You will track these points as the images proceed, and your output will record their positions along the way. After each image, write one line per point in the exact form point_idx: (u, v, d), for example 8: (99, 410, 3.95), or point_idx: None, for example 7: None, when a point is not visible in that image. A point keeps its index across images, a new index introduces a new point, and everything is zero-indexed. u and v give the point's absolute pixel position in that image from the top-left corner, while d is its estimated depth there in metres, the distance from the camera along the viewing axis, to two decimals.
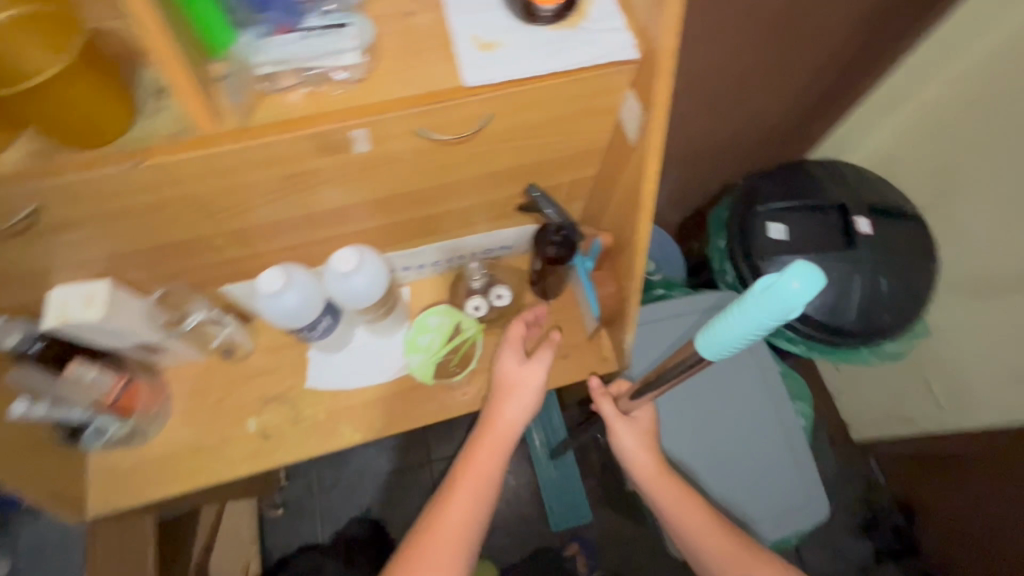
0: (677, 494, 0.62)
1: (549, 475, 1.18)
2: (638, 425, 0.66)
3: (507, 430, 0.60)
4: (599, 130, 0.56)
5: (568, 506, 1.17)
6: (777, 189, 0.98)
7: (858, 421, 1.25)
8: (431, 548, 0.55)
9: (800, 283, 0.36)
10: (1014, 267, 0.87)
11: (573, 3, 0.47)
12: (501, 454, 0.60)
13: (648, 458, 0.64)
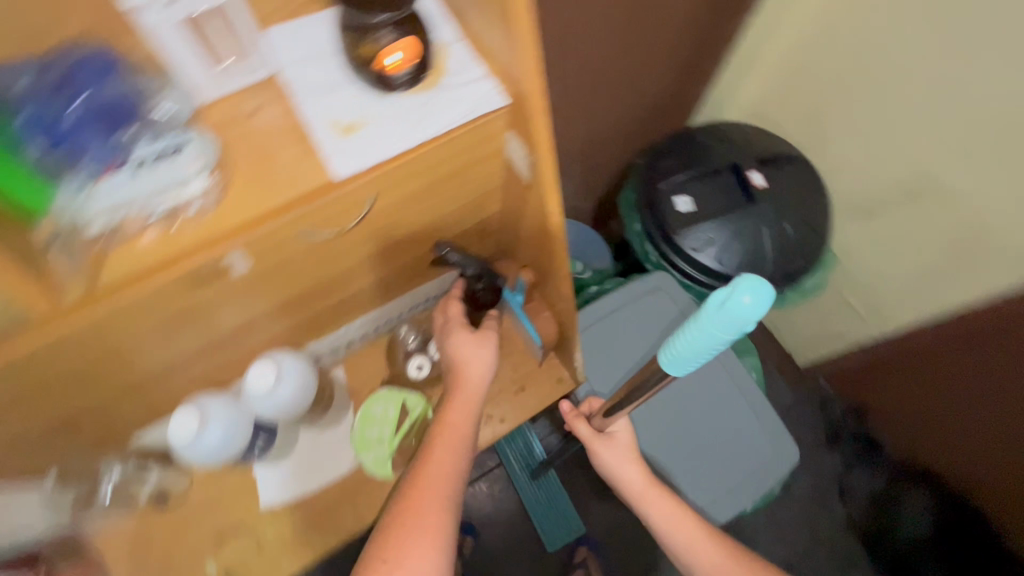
0: (666, 505, 0.62)
1: (535, 496, 1.18)
2: (616, 442, 0.67)
3: (473, 403, 0.59)
4: (491, 173, 0.54)
5: (557, 521, 1.17)
6: (674, 163, 1.02)
7: (800, 348, 1.33)
8: (416, 505, 0.51)
9: (750, 297, 0.36)
10: (891, 183, 0.95)
11: (427, 62, 0.44)
12: (470, 426, 0.57)
13: (633, 471, 0.65)
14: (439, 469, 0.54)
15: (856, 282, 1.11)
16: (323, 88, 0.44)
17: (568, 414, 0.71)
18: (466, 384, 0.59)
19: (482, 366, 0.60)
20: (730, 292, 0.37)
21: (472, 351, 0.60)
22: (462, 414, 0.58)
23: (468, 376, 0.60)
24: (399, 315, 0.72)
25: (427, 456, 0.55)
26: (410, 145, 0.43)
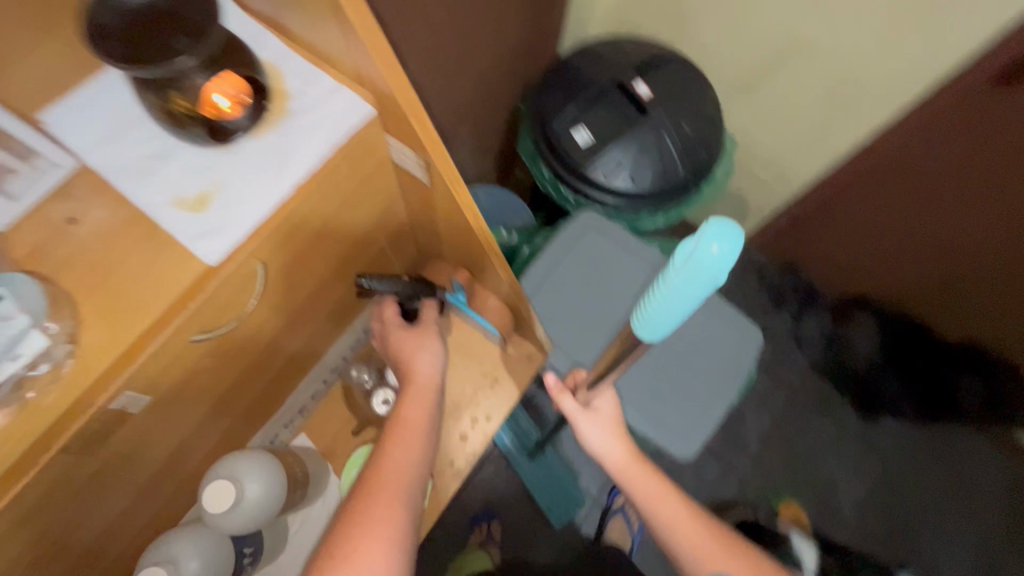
0: (646, 481, 0.68)
1: (536, 474, 1.25)
2: (598, 416, 0.71)
3: (428, 394, 0.56)
4: (386, 187, 0.48)
5: (556, 498, 1.24)
6: (560, 98, 0.98)
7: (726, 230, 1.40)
8: (370, 500, 0.47)
9: (718, 246, 0.40)
10: (762, 54, 0.97)
11: (264, 92, 0.38)
12: (427, 420, 0.54)
13: (616, 446, 0.70)
14: (397, 469, 0.50)
15: (755, 156, 1.15)
16: (147, 166, 0.37)
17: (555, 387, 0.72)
18: (416, 376, 0.56)
19: (431, 356, 0.57)
20: (698, 241, 0.41)
21: (418, 345, 0.57)
22: (417, 407, 0.54)
23: (419, 368, 0.56)
24: (342, 357, 0.66)
25: (384, 462, 0.50)
26: (279, 200, 0.36)
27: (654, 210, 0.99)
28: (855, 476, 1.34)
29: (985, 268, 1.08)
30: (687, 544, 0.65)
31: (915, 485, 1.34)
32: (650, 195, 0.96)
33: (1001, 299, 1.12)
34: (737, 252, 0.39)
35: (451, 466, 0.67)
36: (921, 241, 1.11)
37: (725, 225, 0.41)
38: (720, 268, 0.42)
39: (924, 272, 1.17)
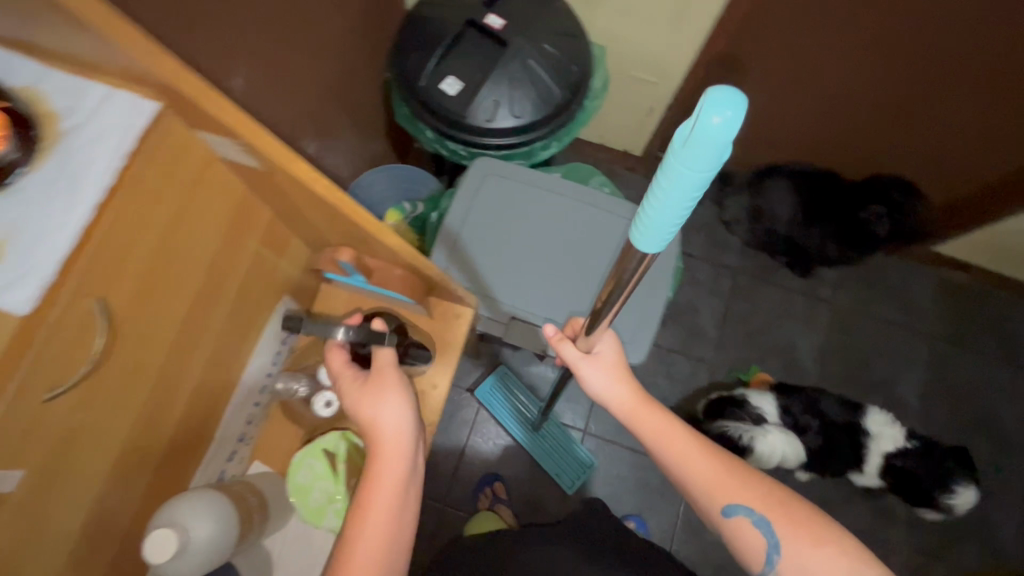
0: (656, 420, 0.66)
1: (544, 446, 1.32)
2: (600, 361, 0.68)
3: (388, 471, 0.52)
4: (220, 186, 0.47)
5: (563, 466, 1.31)
6: (417, 54, 0.94)
7: (630, 140, 1.42)
8: None
9: (719, 116, 0.30)
10: None
11: (28, 127, 0.38)
12: (399, 485, 0.52)
13: (622, 389, 0.68)
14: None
15: (628, 64, 1.14)
16: None
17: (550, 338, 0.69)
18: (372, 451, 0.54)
19: (389, 423, 0.54)
20: (695, 116, 0.31)
21: (380, 402, 0.55)
22: (379, 492, 0.52)
23: (376, 446, 0.54)
24: (267, 374, 0.65)
25: (354, 549, 0.49)
26: (79, 226, 0.36)
27: (545, 139, 0.99)
28: (807, 330, 1.44)
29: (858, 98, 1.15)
30: (698, 488, 0.62)
31: (860, 322, 1.44)
32: (536, 124, 0.95)
33: (879, 124, 1.20)
34: (737, 116, 0.30)
35: None
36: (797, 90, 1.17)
37: (727, 91, 0.31)
38: (727, 150, 0.32)
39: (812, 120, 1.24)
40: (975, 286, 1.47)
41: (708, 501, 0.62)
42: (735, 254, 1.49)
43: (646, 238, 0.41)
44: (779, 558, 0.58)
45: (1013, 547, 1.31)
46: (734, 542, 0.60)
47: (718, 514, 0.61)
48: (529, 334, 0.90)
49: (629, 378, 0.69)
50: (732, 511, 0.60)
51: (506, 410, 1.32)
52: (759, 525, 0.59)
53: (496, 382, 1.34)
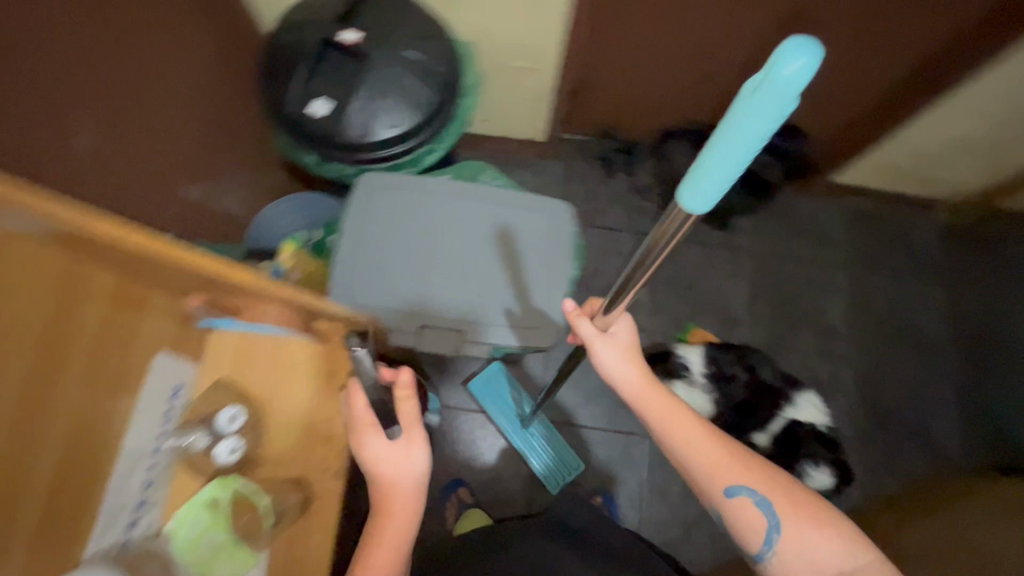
0: (658, 401, 0.70)
1: (532, 443, 1.32)
2: (614, 341, 0.70)
3: (398, 525, 0.64)
4: (31, 257, 0.47)
5: (552, 464, 1.31)
6: (280, 83, 0.93)
7: (530, 129, 1.46)
8: None
9: (791, 63, 0.32)
10: None
11: None
12: (409, 515, 0.65)
13: (633, 369, 0.70)
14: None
15: (504, 58, 1.15)
16: None
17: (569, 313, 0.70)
18: (383, 499, 0.65)
19: (409, 484, 0.65)
20: (769, 65, 0.33)
21: (396, 450, 0.64)
22: (388, 537, 0.65)
23: (387, 497, 0.65)
24: (160, 435, 0.63)
25: (369, 563, 0.63)
26: None
27: (428, 145, 0.99)
28: (732, 279, 1.49)
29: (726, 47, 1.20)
30: (703, 473, 0.68)
31: (781, 261, 1.50)
32: (414, 131, 0.95)
33: (753, 68, 1.25)
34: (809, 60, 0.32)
35: (328, 468, 0.68)
36: (669, 48, 1.22)
37: (804, 39, 0.32)
38: (794, 99, 0.34)
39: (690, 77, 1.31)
40: (881, 209, 1.54)
41: (711, 482, 0.67)
42: (655, 219, 1.54)
43: (690, 195, 0.43)
44: (776, 538, 0.65)
45: (953, 446, 1.39)
46: (733, 520, 0.67)
47: (722, 494, 0.67)
48: (442, 339, 0.88)
49: (639, 361, 0.71)
50: (735, 491, 0.66)
51: (501, 402, 1.34)
52: (761, 506, 0.65)
53: (491, 374, 1.35)
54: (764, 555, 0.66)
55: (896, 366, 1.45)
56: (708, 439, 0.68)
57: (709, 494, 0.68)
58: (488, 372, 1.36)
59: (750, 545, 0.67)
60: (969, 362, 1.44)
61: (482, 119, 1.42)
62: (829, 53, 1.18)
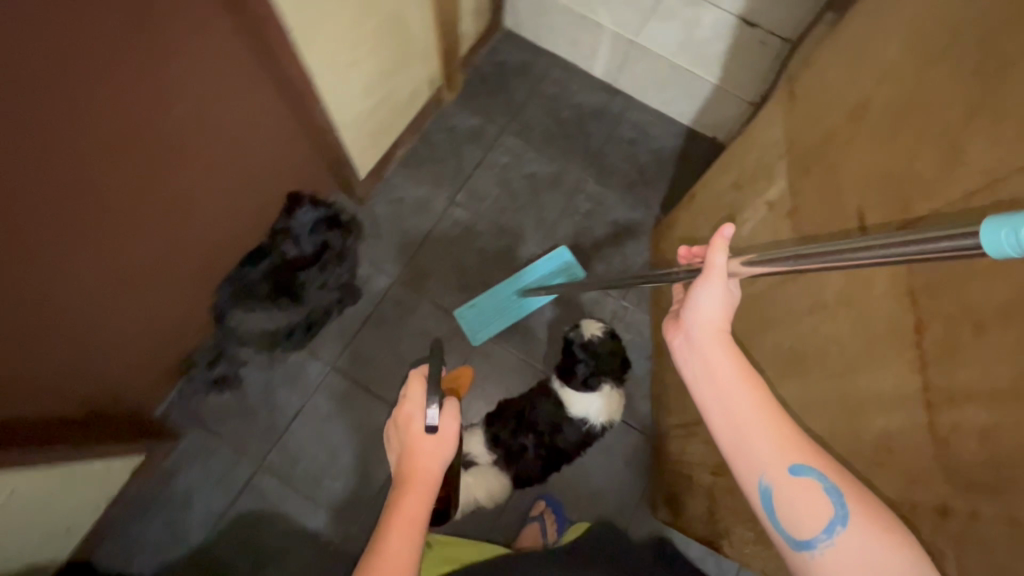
0: (728, 358, 0.67)
1: (500, 300, 1.43)
2: (727, 292, 0.71)
3: (424, 483, 0.86)
4: None
5: (486, 318, 1.43)
6: None
7: (114, 473, 1.17)
8: (393, 532, 0.80)
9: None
10: None
11: None
12: (438, 465, 0.88)
13: (721, 321, 0.71)
14: (399, 541, 0.79)
15: None
16: None
17: (717, 238, 0.70)
18: (416, 468, 0.87)
19: (440, 449, 0.89)
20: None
21: (449, 413, 0.92)
22: (416, 489, 0.85)
23: (418, 463, 0.88)
24: None
25: (401, 509, 0.82)
26: None
27: None
28: (415, 314, 1.43)
29: (127, 260, 0.97)
30: (763, 449, 0.60)
31: (420, 262, 1.47)
32: None
33: (187, 232, 1.07)
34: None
35: None
36: (100, 306, 0.98)
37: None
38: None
39: (157, 291, 1.09)
40: (421, 146, 1.55)
41: (772, 460, 0.60)
42: (312, 361, 1.37)
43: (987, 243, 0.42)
44: (838, 531, 0.56)
45: (638, 215, 1.55)
46: (788, 503, 0.58)
47: (783, 472, 0.59)
48: None
49: (725, 319, 0.72)
50: (801, 471, 0.59)
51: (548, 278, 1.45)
52: (829, 491, 0.57)
53: (568, 267, 1.46)
54: (816, 548, 0.56)
55: (558, 218, 1.54)
56: (775, 419, 0.62)
57: (764, 470, 0.60)
58: (568, 262, 1.46)
59: (800, 532, 0.58)
60: (583, 159, 1.59)
61: (63, 533, 1.12)
62: (208, 169, 1.03)
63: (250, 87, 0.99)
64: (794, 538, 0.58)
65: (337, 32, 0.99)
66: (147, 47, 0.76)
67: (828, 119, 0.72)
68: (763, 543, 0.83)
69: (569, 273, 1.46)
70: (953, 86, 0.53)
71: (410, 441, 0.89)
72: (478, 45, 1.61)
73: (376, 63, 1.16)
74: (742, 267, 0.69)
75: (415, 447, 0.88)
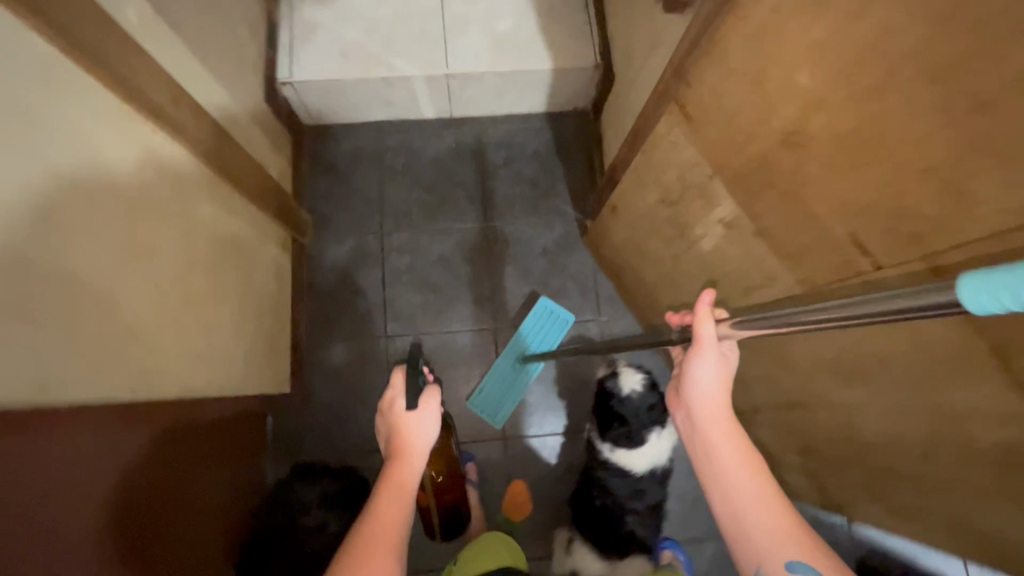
0: (728, 441, 0.69)
1: (506, 373, 1.34)
2: (724, 361, 0.73)
3: (416, 454, 0.82)
4: None
5: (502, 398, 1.33)
6: None
7: None
8: (383, 497, 0.76)
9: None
10: None
11: None
12: (429, 433, 0.84)
13: (720, 396, 0.72)
14: (388, 511, 0.75)
15: None
16: None
17: (700, 308, 0.69)
18: (407, 444, 0.82)
19: (427, 418, 0.84)
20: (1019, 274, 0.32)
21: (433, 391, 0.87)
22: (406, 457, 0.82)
23: (407, 438, 0.83)
24: None
25: (392, 476, 0.79)
26: None
27: None
28: None
29: None
30: (760, 541, 0.63)
31: None
32: None
33: None
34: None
35: None
36: None
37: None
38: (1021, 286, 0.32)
39: None
40: (318, 302, 1.36)
41: (769, 552, 0.62)
42: None
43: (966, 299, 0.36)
44: None
45: (560, 229, 1.44)
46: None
47: (780, 567, 0.61)
48: None
49: (725, 396, 0.73)
50: (797, 567, 0.60)
51: (546, 337, 1.36)
52: None
53: (556, 315, 1.37)
54: None
55: (492, 282, 1.41)
56: (778, 513, 0.64)
57: (761, 563, 0.62)
58: (553, 309, 1.37)
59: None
60: (475, 208, 1.45)
61: None
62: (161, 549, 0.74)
63: (186, 414, 0.82)
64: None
65: (167, 331, 0.76)
66: (78, 501, 0.60)
67: (754, 145, 0.64)
68: (897, 517, 0.84)
69: (560, 320, 1.37)
70: (915, 121, 0.46)
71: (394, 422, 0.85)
72: (295, 164, 1.39)
73: (226, 301, 0.95)
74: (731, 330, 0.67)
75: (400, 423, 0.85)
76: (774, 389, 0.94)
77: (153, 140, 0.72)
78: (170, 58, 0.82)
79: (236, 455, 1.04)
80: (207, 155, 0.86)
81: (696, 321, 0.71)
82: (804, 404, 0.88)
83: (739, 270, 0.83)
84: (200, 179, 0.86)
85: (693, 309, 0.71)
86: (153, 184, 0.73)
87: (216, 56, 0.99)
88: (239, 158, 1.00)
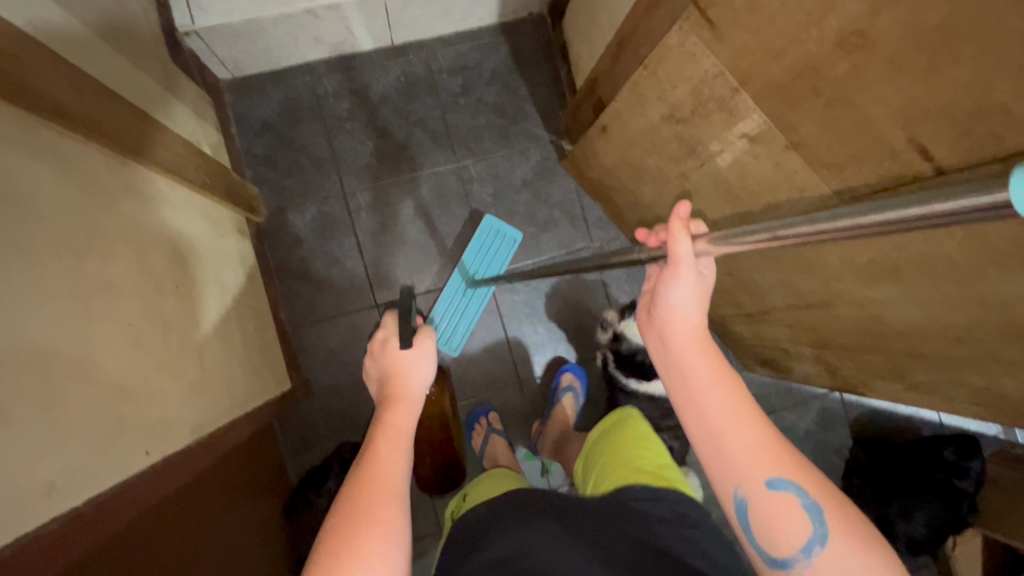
0: (709, 361, 0.57)
1: (458, 303, 1.26)
2: (701, 278, 0.60)
3: (410, 399, 0.66)
4: None
5: (454, 330, 1.27)
6: None
7: None
8: (382, 443, 0.59)
9: None
10: None
11: None
12: (422, 381, 0.69)
13: (694, 316, 0.61)
14: (389, 452, 0.58)
15: None
16: None
17: (676, 221, 0.56)
18: (404, 385, 0.68)
19: (422, 365, 0.70)
20: None
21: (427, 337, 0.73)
22: (400, 403, 0.65)
23: (402, 380, 0.68)
24: None
25: (391, 420, 0.63)
26: None
27: None
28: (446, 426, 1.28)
29: None
30: (739, 457, 0.52)
31: None
32: None
33: None
34: None
35: None
36: None
37: None
38: None
39: None
40: (291, 281, 1.24)
41: (749, 470, 0.51)
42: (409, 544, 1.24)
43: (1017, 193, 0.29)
44: (815, 551, 0.48)
45: (536, 158, 1.33)
46: (764, 520, 0.50)
47: (760, 485, 0.50)
48: None
49: (701, 318, 0.61)
50: (780, 486, 0.50)
51: (495, 259, 1.27)
52: (808, 508, 0.49)
53: (503, 235, 1.27)
54: (792, 567, 0.49)
55: (473, 226, 1.31)
56: (761, 428, 0.53)
57: (740, 483, 0.51)
58: (499, 229, 1.27)
59: (778, 550, 0.50)
60: (441, 147, 1.30)
61: None
62: None
63: (203, 455, 0.73)
64: (770, 555, 0.50)
65: (159, 372, 0.65)
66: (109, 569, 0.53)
67: (799, 49, 0.59)
68: (914, 389, 0.90)
69: (507, 239, 1.28)
70: (1017, 14, 0.40)
71: (387, 363, 0.70)
72: (224, 127, 1.20)
73: (205, 314, 0.82)
74: (711, 245, 0.54)
75: (396, 372, 0.69)
76: (792, 292, 0.95)
77: (56, 147, 0.57)
78: (44, 32, 0.63)
79: (254, 469, 0.96)
80: (131, 150, 0.70)
81: (670, 239, 0.57)
82: (824, 303, 0.90)
83: (759, 186, 0.79)
84: (128, 182, 0.70)
85: (667, 225, 0.57)
86: (79, 208, 0.58)
87: (102, 17, 0.79)
88: (168, 141, 0.83)
